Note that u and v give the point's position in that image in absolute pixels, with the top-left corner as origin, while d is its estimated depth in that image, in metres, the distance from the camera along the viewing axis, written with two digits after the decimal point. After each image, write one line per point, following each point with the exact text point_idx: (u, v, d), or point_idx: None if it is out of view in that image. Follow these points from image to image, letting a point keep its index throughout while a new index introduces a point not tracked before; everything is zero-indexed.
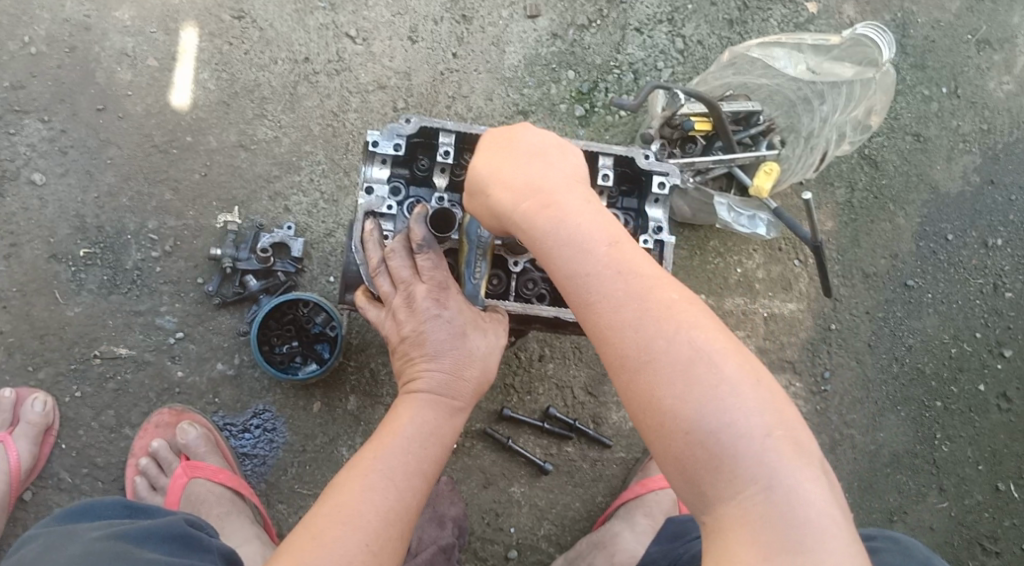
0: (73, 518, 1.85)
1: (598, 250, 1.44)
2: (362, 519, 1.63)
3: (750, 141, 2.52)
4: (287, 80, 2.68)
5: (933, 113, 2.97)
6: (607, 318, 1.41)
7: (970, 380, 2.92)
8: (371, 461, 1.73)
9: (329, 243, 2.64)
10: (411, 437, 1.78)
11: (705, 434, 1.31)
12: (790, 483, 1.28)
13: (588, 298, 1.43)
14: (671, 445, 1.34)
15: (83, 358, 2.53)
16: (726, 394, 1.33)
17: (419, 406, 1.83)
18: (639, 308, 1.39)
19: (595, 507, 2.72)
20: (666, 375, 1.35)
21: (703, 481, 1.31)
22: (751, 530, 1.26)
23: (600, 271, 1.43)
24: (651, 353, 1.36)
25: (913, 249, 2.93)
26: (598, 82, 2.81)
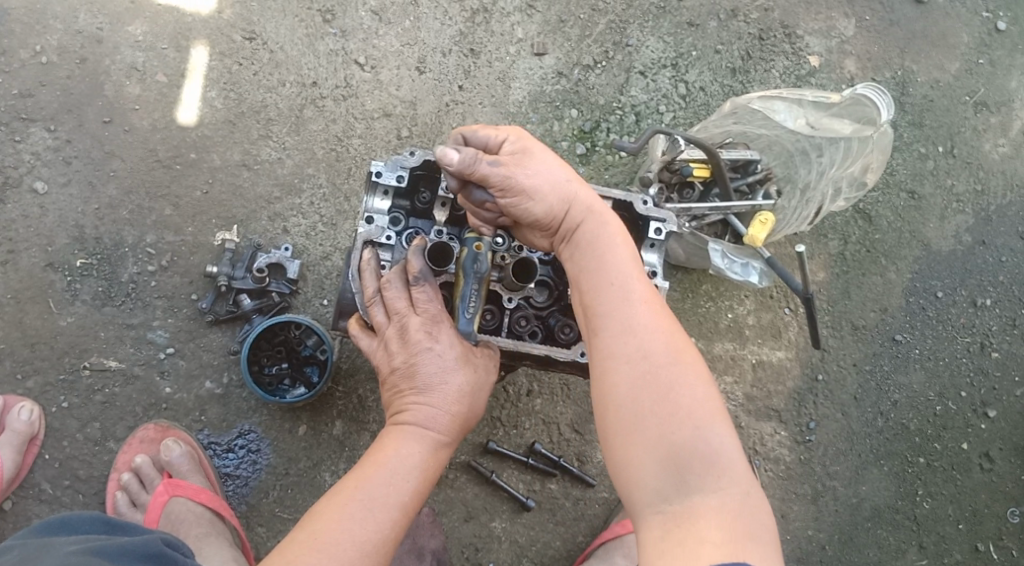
0: (51, 530, 1.84)
1: (648, 291, 1.72)
2: (337, 548, 1.62)
3: (746, 190, 2.57)
4: (294, 103, 2.70)
5: (928, 171, 3.02)
6: (634, 339, 1.65)
7: (953, 438, 2.94)
8: (352, 490, 1.72)
9: (325, 266, 2.65)
10: (395, 467, 1.78)
11: (699, 445, 1.53)
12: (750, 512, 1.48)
13: (626, 319, 1.67)
14: (657, 447, 1.53)
15: (72, 369, 2.53)
16: (720, 428, 1.56)
17: (405, 438, 1.83)
18: (658, 336, 1.65)
19: (575, 546, 2.72)
20: (663, 399, 1.57)
21: (683, 480, 1.50)
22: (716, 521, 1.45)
23: (643, 301, 1.69)
24: (666, 373, 1.60)
25: (902, 305, 2.96)
26: (600, 122, 2.84)
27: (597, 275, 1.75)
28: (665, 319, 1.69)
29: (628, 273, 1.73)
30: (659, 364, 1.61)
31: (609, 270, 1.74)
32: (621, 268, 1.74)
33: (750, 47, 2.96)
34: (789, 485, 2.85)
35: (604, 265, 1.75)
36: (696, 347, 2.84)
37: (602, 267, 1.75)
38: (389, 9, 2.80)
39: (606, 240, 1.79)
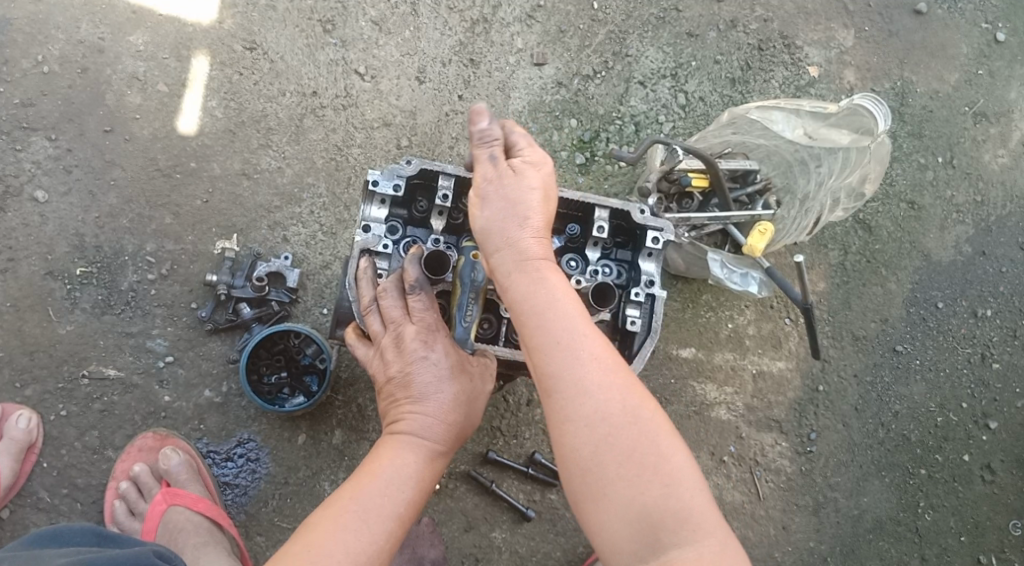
0: (44, 542, 1.84)
1: (594, 339, 1.61)
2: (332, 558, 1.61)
3: (747, 199, 2.58)
4: (294, 112, 2.71)
5: (928, 181, 3.02)
6: (589, 397, 1.55)
7: (955, 449, 2.93)
8: (347, 501, 1.71)
9: (324, 275, 2.65)
10: (390, 477, 1.77)
11: (671, 499, 1.49)
12: (729, 549, 1.48)
13: (573, 380, 1.57)
14: (628, 513, 1.49)
15: (71, 377, 2.53)
16: (685, 477, 1.52)
17: (400, 448, 1.83)
18: (609, 381, 1.57)
19: (575, 557, 2.71)
20: (629, 459, 1.51)
21: (660, 539, 1.46)
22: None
23: (592, 352, 1.59)
24: (626, 434, 1.53)
25: (903, 315, 2.96)
26: (599, 132, 2.85)
27: (535, 328, 1.63)
28: (613, 367, 1.59)
29: (569, 324, 1.61)
30: (615, 425, 1.54)
31: (546, 325, 1.61)
32: (562, 319, 1.62)
33: (749, 58, 2.96)
34: (790, 496, 2.84)
35: (543, 318, 1.62)
36: (696, 356, 2.83)
37: (540, 321, 1.62)
38: (389, 19, 2.81)
39: (541, 291, 1.65)
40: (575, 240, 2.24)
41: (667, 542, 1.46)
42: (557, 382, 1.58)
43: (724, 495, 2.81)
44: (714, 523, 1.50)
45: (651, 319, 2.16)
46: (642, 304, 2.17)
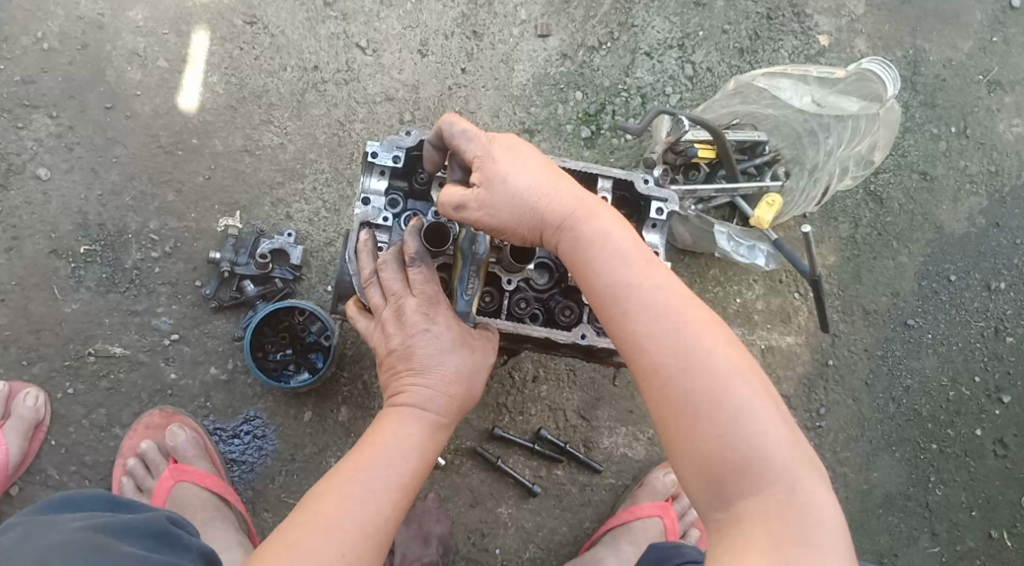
0: (56, 508, 1.82)
1: (666, 298, 1.52)
2: (340, 528, 1.61)
3: (755, 171, 2.54)
4: (295, 88, 2.69)
5: (940, 152, 2.96)
6: (647, 329, 1.50)
7: (966, 424, 2.89)
8: (352, 471, 1.70)
9: (328, 252, 2.64)
10: (394, 449, 1.76)
11: (742, 447, 1.38)
12: (807, 495, 1.35)
13: (631, 334, 1.51)
14: (694, 460, 1.41)
15: (77, 355, 2.53)
16: (763, 423, 1.40)
17: (404, 420, 1.82)
18: (667, 308, 1.50)
19: (582, 532, 2.70)
20: (690, 398, 1.43)
21: (727, 490, 1.38)
22: (766, 529, 1.32)
23: (660, 306, 1.51)
24: (700, 383, 1.43)
25: (915, 288, 2.91)
26: (605, 104, 2.81)
27: (599, 276, 1.57)
28: (680, 315, 1.50)
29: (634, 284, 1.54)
30: (682, 369, 1.44)
31: (606, 281, 1.56)
32: (618, 275, 1.56)
33: (757, 27, 2.91)
34: None
35: (601, 270, 1.58)
36: None
37: (608, 276, 1.56)
38: None
39: (595, 243, 1.61)
40: None
41: (736, 493, 1.37)
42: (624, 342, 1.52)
43: None
44: (797, 478, 1.37)
45: None
46: None
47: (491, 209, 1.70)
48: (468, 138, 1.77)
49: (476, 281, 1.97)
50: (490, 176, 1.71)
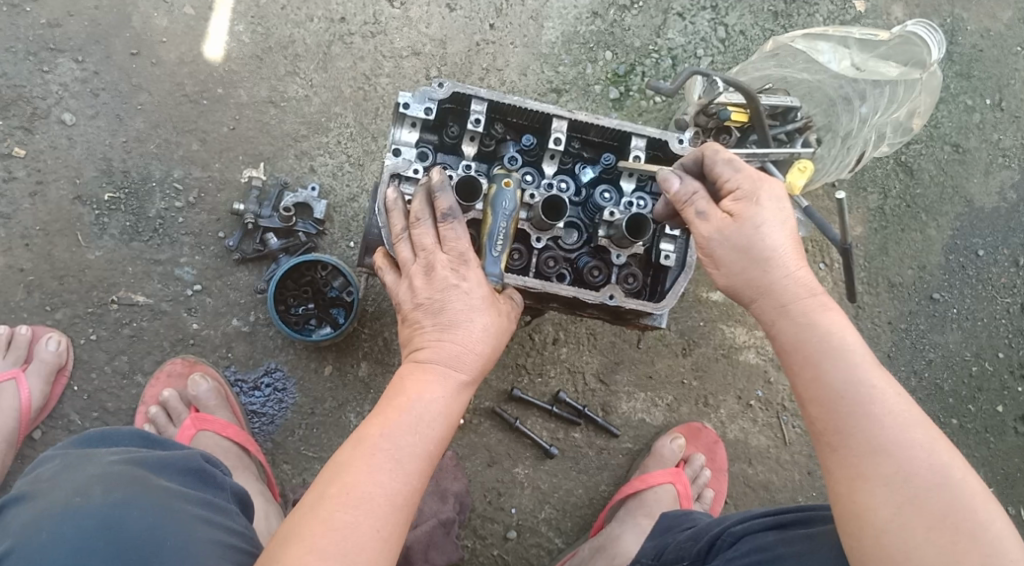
0: (92, 444, 1.89)
1: (840, 327, 1.62)
2: (371, 502, 1.60)
3: (785, 138, 2.47)
4: (322, 39, 2.66)
5: (974, 124, 2.92)
6: (778, 291, 1.69)
7: (988, 400, 2.87)
8: (377, 437, 1.68)
9: (351, 208, 2.62)
10: (421, 413, 1.73)
11: (914, 467, 1.46)
12: (951, 493, 1.44)
13: (777, 296, 1.69)
14: (836, 425, 1.54)
15: (100, 302, 2.53)
16: (887, 396, 1.53)
17: (429, 380, 1.78)
18: (798, 281, 1.69)
19: (598, 496, 2.71)
20: (824, 360, 1.59)
21: (858, 455, 1.50)
22: (891, 500, 1.45)
23: (833, 332, 1.61)
24: (854, 381, 1.55)
25: (942, 262, 2.88)
26: (635, 65, 2.76)
27: (755, 248, 1.70)
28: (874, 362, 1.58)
29: (806, 311, 1.66)
30: (818, 339, 1.61)
31: (764, 259, 1.70)
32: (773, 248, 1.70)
33: None
34: None
35: (759, 250, 1.70)
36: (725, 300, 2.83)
37: (772, 269, 1.69)
38: None
39: (771, 236, 1.70)
40: (610, 171, 2.17)
41: (865, 458, 1.50)
42: (803, 352, 1.62)
43: (750, 440, 2.82)
44: (927, 456, 1.47)
45: (685, 254, 2.13)
46: (677, 238, 2.14)
47: (725, 240, 1.72)
48: (702, 216, 1.76)
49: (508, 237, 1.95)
50: (737, 209, 1.73)
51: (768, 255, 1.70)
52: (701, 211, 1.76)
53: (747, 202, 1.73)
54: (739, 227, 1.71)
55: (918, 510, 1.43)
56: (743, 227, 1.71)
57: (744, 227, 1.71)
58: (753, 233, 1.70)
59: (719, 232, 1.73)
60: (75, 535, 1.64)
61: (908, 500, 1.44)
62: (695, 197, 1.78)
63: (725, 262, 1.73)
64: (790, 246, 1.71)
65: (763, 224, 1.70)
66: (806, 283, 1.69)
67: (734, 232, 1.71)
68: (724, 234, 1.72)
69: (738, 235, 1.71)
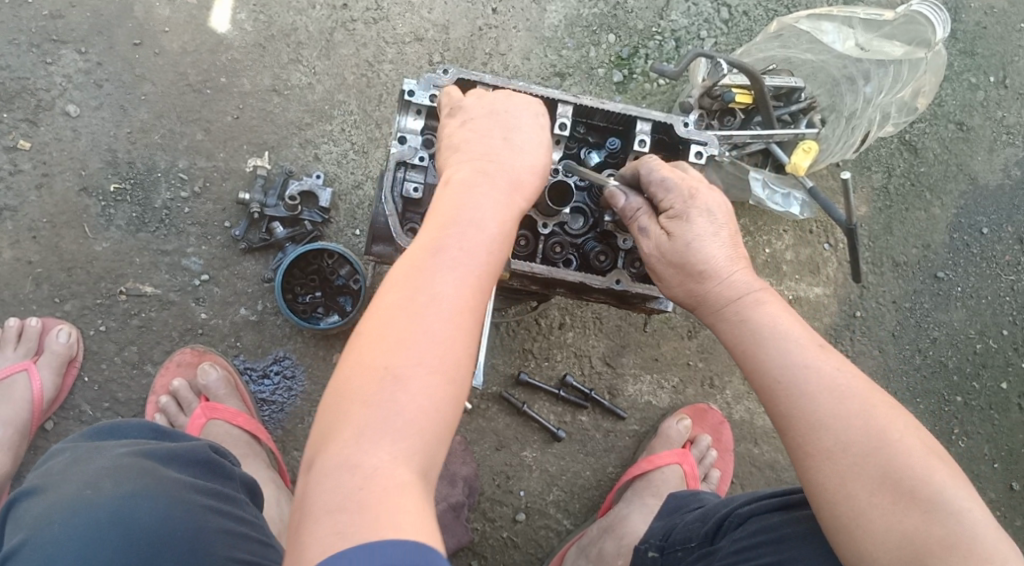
0: (101, 436, 1.90)
1: (774, 313, 1.63)
2: (419, 362, 1.35)
3: (789, 119, 2.46)
4: (324, 26, 2.66)
5: (978, 102, 2.91)
6: (719, 288, 1.69)
7: (992, 377, 2.88)
8: (409, 317, 1.38)
9: (356, 195, 2.62)
10: (452, 270, 1.43)
11: (854, 436, 1.47)
12: (904, 465, 1.43)
13: (719, 294, 1.69)
14: (787, 419, 1.54)
15: (108, 293, 2.54)
16: (829, 379, 1.53)
17: (456, 233, 1.47)
18: (738, 276, 1.69)
19: (605, 478, 2.73)
20: (763, 355, 1.59)
21: (812, 445, 1.49)
22: (849, 483, 1.45)
23: (764, 319, 1.63)
24: (796, 370, 1.55)
25: (946, 240, 2.88)
26: (638, 48, 2.75)
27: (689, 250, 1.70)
28: (813, 346, 1.58)
29: (744, 307, 1.66)
30: (758, 334, 1.62)
31: (700, 259, 1.69)
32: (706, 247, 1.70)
33: None
34: None
35: (693, 252, 1.70)
36: None
37: (708, 267, 1.69)
38: None
39: (704, 239, 1.70)
40: (615, 155, 2.18)
41: (818, 446, 1.49)
42: (748, 348, 1.62)
43: (756, 420, 2.84)
44: (874, 433, 1.47)
45: None
46: None
47: (663, 254, 1.74)
48: (643, 231, 1.78)
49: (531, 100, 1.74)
50: (672, 223, 1.73)
51: (704, 259, 1.69)
52: (642, 226, 1.78)
53: (679, 209, 1.73)
54: (676, 238, 1.72)
55: (876, 488, 1.43)
56: (677, 240, 1.72)
57: (677, 236, 1.72)
58: (686, 245, 1.71)
59: (657, 249, 1.75)
60: (84, 528, 1.66)
61: (864, 482, 1.44)
62: (637, 212, 1.80)
63: (667, 273, 1.75)
64: (727, 252, 1.71)
65: (699, 230, 1.71)
66: (743, 281, 1.68)
67: (669, 242, 1.73)
68: (661, 250, 1.74)
69: (671, 247, 1.73)
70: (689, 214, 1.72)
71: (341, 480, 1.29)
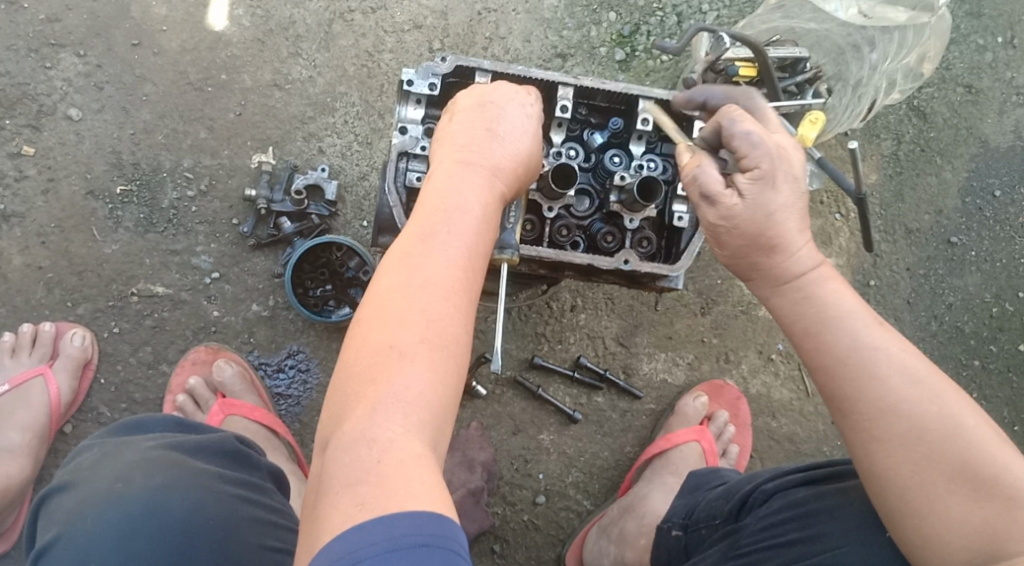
0: (127, 431, 1.92)
1: (841, 291, 1.52)
2: (419, 337, 1.37)
3: (795, 89, 2.41)
4: (322, 18, 2.64)
5: (987, 63, 2.88)
6: (785, 265, 1.55)
7: (1010, 340, 2.86)
8: (403, 298, 1.40)
9: (362, 186, 2.62)
10: (445, 252, 1.46)
11: (926, 420, 1.41)
12: (971, 443, 1.39)
13: (782, 272, 1.55)
14: (851, 401, 1.46)
15: (120, 296, 2.55)
16: (892, 360, 1.45)
17: (445, 218, 1.50)
18: (803, 252, 1.54)
19: (623, 457, 2.74)
20: (824, 334, 1.50)
21: (879, 430, 1.43)
22: (913, 466, 1.40)
23: (831, 296, 1.51)
24: (860, 352, 1.46)
25: (958, 205, 2.85)
26: (640, 24, 2.73)
27: (764, 220, 1.52)
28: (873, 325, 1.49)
29: (811, 285, 1.53)
30: (820, 314, 1.51)
31: (772, 233, 1.53)
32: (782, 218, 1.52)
33: None
34: None
35: (772, 222, 1.52)
36: None
37: (780, 242, 1.53)
38: None
39: (781, 209, 1.52)
40: (618, 134, 2.16)
41: (884, 430, 1.42)
42: (809, 328, 1.51)
43: (772, 394, 2.83)
44: (940, 412, 1.41)
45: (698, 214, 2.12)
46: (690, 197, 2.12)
47: (736, 224, 1.54)
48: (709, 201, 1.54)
49: (517, 87, 1.77)
50: (747, 189, 1.52)
51: (777, 231, 1.53)
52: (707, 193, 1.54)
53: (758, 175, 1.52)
54: (750, 207, 1.52)
55: (946, 470, 1.38)
56: (754, 207, 1.52)
57: (754, 205, 1.52)
58: (765, 212, 1.51)
59: (728, 218, 1.54)
60: (119, 521, 1.68)
61: (932, 464, 1.39)
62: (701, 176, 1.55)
63: (731, 247, 1.58)
64: (801, 223, 1.54)
65: (777, 197, 1.52)
66: (811, 257, 1.54)
67: (741, 212, 1.52)
68: (732, 218, 1.54)
69: (747, 217, 1.52)
70: (768, 180, 1.51)
71: (354, 456, 1.27)
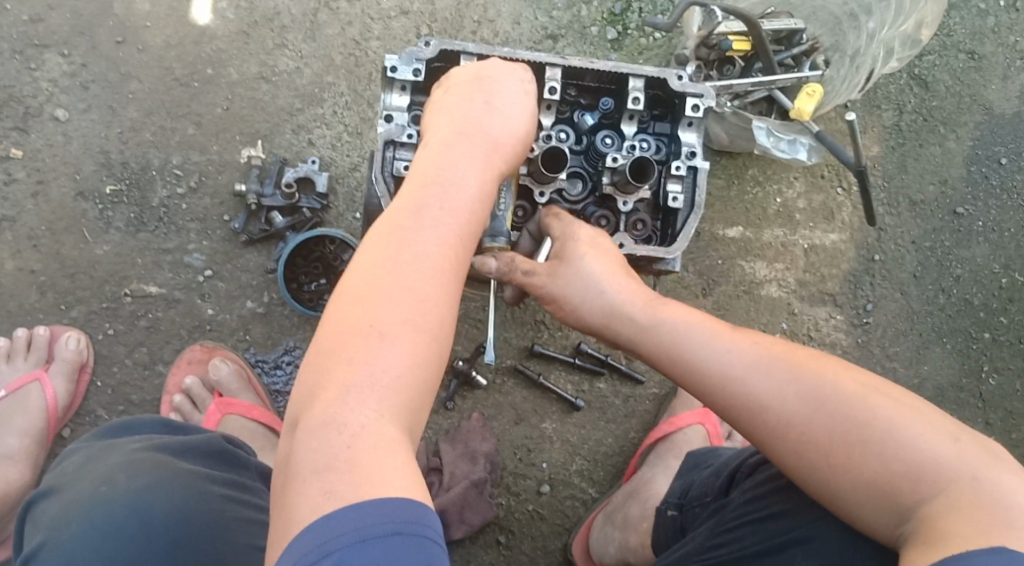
0: (115, 432, 1.93)
1: (753, 358, 1.51)
2: (398, 320, 1.32)
3: (792, 62, 2.39)
4: (307, 8, 2.61)
5: (989, 29, 2.81)
6: (706, 361, 1.57)
7: (1020, 311, 2.80)
8: (387, 276, 1.36)
9: (354, 177, 2.58)
10: (431, 234, 1.42)
11: (879, 457, 1.32)
12: (941, 462, 1.29)
13: (702, 365, 1.57)
14: (799, 463, 1.41)
15: (114, 297, 2.53)
16: (827, 409, 1.40)
17: (435, 195, 1.46)
18: (714, 342, 1.58)
19: (628, 443, 2.70)
20: (755, 412, 1.48)
21: (834, 483, 1.37)
22: (886, 502, 1.31)
23: (749, 373, 1.50)
24: (792, 412, 1.43)
25: (964, 174, 2.79)
26: (631, 2, 2.67)
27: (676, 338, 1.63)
28: (797, 378, 1.45)
29: (732, 368, 1.52)
30: (747, 386, 1.49)
31: (683, 349, 1.61)
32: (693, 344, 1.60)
33: None
34: None
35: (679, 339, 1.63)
36: (744, 236, 2.71)
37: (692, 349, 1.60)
38: None
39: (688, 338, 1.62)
40: (609, 115, 2.11)
41: (839, 482, 1.36)
42: (744, 406, 1.49)
43: None
44: (897, 437, 1.33)
45: (694, 194, 2.04)
46: (684, 177, 2.05)
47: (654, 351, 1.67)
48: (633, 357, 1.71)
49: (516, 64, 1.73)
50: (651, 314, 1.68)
51: (686, 351, 1.61)
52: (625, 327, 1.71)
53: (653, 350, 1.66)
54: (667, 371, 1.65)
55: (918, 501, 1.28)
56: (665, 353, 1.64)
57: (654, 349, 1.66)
58: (679, 348, 1.62)
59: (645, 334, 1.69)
60: (104, 525, 1.64)
61: (900, 498, 1.30)
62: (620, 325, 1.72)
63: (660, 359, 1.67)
64: (711, 326, 1.62)
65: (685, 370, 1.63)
66: (724, 346, 1.56)
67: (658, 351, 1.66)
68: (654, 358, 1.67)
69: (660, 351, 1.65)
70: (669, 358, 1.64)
71: (325, 438, 1.23)
